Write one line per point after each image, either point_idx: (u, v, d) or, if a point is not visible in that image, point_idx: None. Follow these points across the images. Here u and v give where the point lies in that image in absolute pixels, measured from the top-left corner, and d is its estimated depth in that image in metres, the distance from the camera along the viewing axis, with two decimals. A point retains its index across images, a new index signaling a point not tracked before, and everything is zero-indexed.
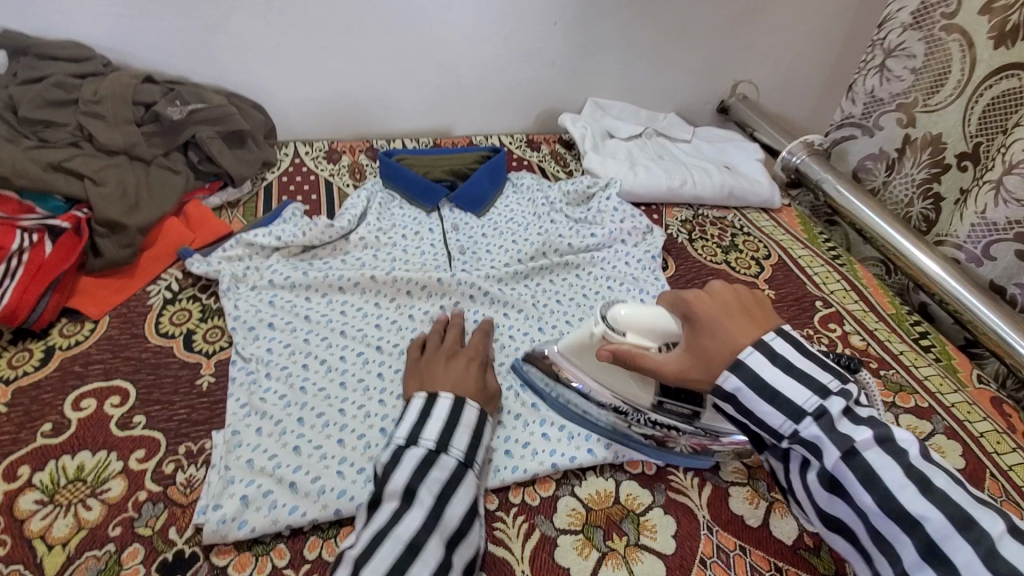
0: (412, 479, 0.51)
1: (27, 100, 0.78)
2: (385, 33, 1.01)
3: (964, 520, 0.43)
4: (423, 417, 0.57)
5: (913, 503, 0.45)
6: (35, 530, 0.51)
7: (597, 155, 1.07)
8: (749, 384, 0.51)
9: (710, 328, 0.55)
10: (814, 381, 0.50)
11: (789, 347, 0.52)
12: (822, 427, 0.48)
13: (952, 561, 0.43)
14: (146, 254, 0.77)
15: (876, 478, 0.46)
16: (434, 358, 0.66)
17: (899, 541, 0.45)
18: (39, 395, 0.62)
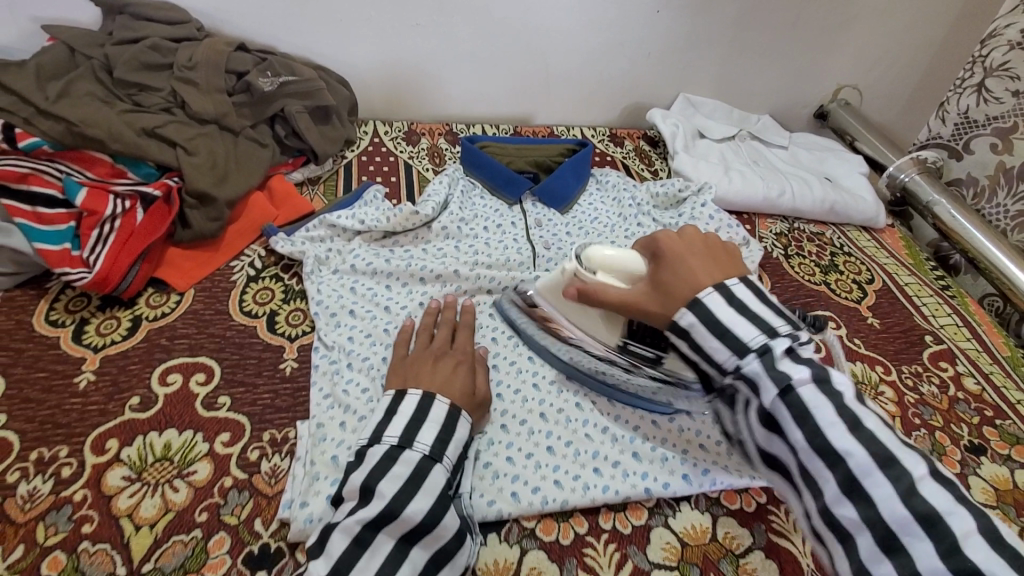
0: (405, 485, 0.48)
1: (123, 62, 0.76)
2: (477, 13, 0.97)
3: (887, 457, 0.43)
4: (418, 417, 0.53)
5: (841, 440, 0.44)
6: (123, 509, 0.50)
7: (688, 156, 1.01)
8: (703, 322, 0.49)
9: (675, 266, 0.53)
10: (764, 322, 0.48)
11: (749, 292, 0.50)
12: (763, 364, 0.46)
13: (870, 495, 0.42)
14: (232, 228, 0.76)
15: (808, 415, 0.45)
16: (422, 359, 0.61)
17: (823, 476, 0.44)
18: (126, 366, 0.61)
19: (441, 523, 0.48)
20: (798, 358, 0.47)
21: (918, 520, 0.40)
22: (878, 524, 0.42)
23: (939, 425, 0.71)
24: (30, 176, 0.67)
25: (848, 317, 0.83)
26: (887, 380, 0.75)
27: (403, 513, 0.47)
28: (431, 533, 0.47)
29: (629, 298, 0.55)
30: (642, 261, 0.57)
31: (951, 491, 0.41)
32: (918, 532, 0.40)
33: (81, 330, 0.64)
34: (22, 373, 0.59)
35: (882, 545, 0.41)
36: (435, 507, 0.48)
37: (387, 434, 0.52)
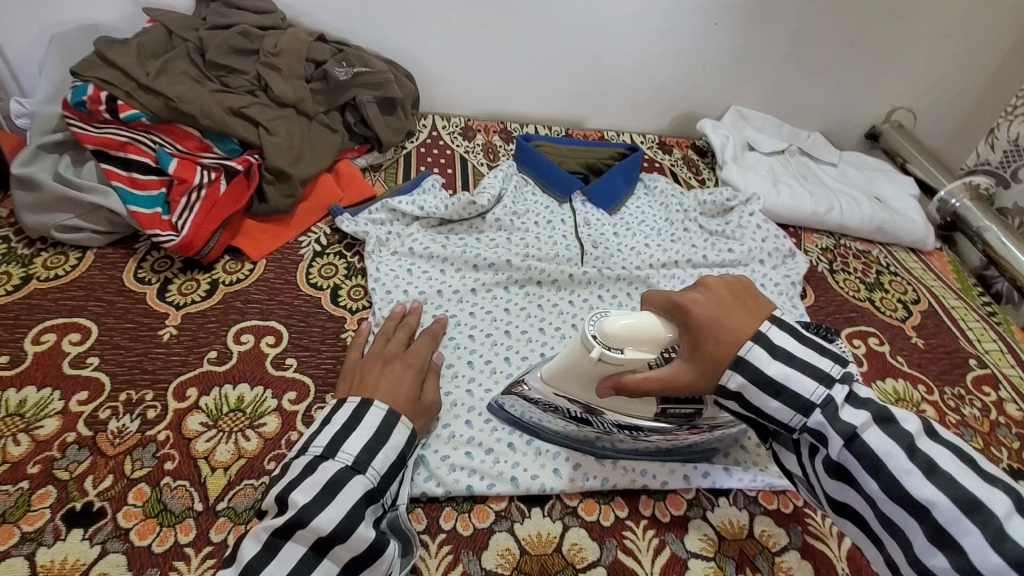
0: (317, 494, 0.46)
1: (215, 46, 0.82)
2: (542, 17, 1.00)
3: (973, 501, 0.40)
4: (349, 425, 0.52)
5: (919, 488, 0.41)
6: (201, 451, 0.55)
7: (737, 166, 1.02)
8: (752, 380, 0.46)
9: (714, 334, 0.46)
10: (818, 370, 0.45)
11: (785, 334, 0.47)
12: (827, 417, 0.44)
13: (960, 545, 0.39)
14: (303, 206, 0.81)
15: (881, 464, 0.42)
16: (371, 364, 0.60)
17: (907, 526, 0.41)
18: (205, 323, 0.66)
19: (356, 533, 0.45)
20: (856, 402, 0.46)
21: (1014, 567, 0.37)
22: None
23: (980, 446, 0.71)
24: (128, 145, 0.74)
25: (891, 334, 0.83)
26: (929, 399, 0.75)
27: (312, 523, 0.44)
28: (344, 544, 0.45)
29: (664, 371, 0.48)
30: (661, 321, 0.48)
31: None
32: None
33: (164, 288, 0.69)
34: (113, 323, 0.64)
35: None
36: (348, 519, 0.46)
37: (313, 445, 0.50)
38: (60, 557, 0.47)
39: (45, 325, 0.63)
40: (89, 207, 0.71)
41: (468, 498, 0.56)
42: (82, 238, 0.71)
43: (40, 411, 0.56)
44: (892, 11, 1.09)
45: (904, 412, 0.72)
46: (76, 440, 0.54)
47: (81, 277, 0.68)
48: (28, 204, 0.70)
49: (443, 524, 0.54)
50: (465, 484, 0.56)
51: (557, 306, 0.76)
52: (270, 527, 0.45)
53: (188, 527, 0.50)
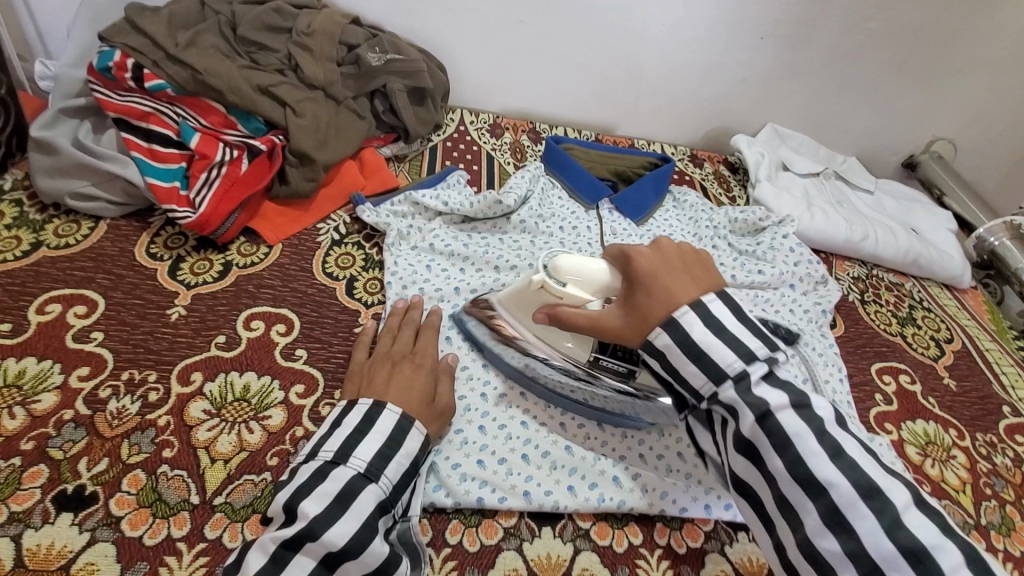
0: (329, 503, 0.44)
1: (247, 20, 0.80)
2: (582, 17, 0.97)
3: (870, 488, 0.41)
4: (361, 429, 0.49)
5: (822, 470, 0.42)
6: (202, 440, 0.52)
7: (770, 186, 0.99)
8: (679, 344, 0.47)
9: (647, 283, 0.50)
10: (742, 345, 0.46)
11: (726, 309, 0.48)
12: (738, 391, 0.45)
13: (853, 528, 0.41)
14: (324, 192, 0.79)
15: (789, 442, 0.43)
16: (377, 365, 0.57)
17: (802, 507, 0.43)
18: (215, 306, 0.63)
19: (368, 549, 0.43)
20: (775, 382, 0.46)
21: (903, 554, 0.39)
22: (862, 558, 0.40)
23: (1011, 498, 0.66)
24: (151, 116, 0.72)
25: (924, 373, 0.79)
26: (960, 445, 0.71)
27: (323, 536, 0.42)
28: (355, 559, 0.43)
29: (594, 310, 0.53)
30: (610, 270, 0.56)
31: (934, 522, 0.41)
32: (903, 568, 0.39)
33: (176, 266, 0.67)
34: (121, 298, 0.62)
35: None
36: (360, 532, 0.43)
37: (323, 449, 0.48)
38: (46, 541, 0.44)
39: (51, 295, 0.60)
40: (106, 175, 0.69)
41: (476, 511, 0.53)
42: (96, 207, 0.69)
43: (38, 384, 0.53)
44: (943, 39, 1.06)
45: (934, 456, 0.69)
46: (73, 419, 0.52)
47: (92, 248, 0.66)
48: (45, 167, 0.68)
49: (449, 538, 0.51)
50: (475, 495, 0.53)
51: None
52: (278, 537, 0.42)
53: (182, 520, 0.47)
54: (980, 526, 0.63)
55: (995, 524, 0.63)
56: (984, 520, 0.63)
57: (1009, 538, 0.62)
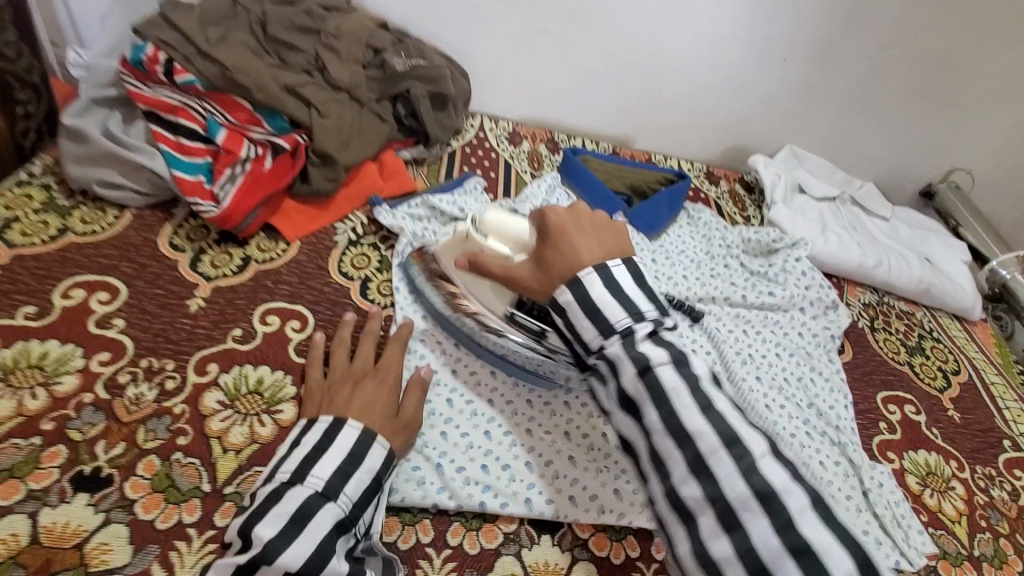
0: (285, 525, 0.44)
1: (277, 20, 0.82)
2: (607, 30, 0.98)
3: (732, 436, 0.44)
4: (321, 447, 0.49)
5: (691, 420, 0.45)
6: (215, 430, 0.53)
7: (786, 208, 0.99)
8: (579, 302, 0.49)
9: (558, 242, 0.54)
10: (634, 305, 0.49)
11: (627, 274, 0.51)
12: (622, 347, 0.47)
13: (715, 474, 0.43)
14: (344, 192, 0.80)
15: (666, 397, 0.45)
16: (339, 382, 0.57)
17: (671, 457, 0.45)
18: (234, 299, 0.65)
19: (325, 568, 0.44)
20: (658, 341, 0.48)
21: (756, 496, 0.42)
22: (720, 502, 0.42)
23: (1005, 532, 0.68)
24: (180, 110, 0.73)
25: (929, 404, 0.79)
26: (959, 477, 0.72)
27: (278, 559, 0.43)
28: None
29: (510, 266, 0.58)
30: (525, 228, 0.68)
31: (787, 468, 0.43)
32: (755, 509, 0.41)
33: (197, 259, 0.68)
34: (142, 287, 0.63)
35: (722, 522, 0.42)
36: (316, 554, 0.44)
37: (280, 470, 0.48)
38: (63, 519, 0.46)
39: (75, 280, 0.62)
40: (133, 166, 0.71)
41: (478, 516, 0.54)
42: (122, 196, 0.70)
43: (61, 366, 0.55)
44: (965, 70, 1.06)
45: (933, 487, 0.69)
46: (92, 402, 0.53)
47: (118, 236, 0.68)
48: (74, 155, 0.70)
49: (450, 539, 0.52)
50: (478, 500, 0.54)
51: None
52: (233, 563, 0.42)
53: (194, 506, 0.49)
54: (973, 558, 0.64)
55: (988, 557, 0.65)
56: (977, 552, 0.65)
57: (1000, 570, 0.64)
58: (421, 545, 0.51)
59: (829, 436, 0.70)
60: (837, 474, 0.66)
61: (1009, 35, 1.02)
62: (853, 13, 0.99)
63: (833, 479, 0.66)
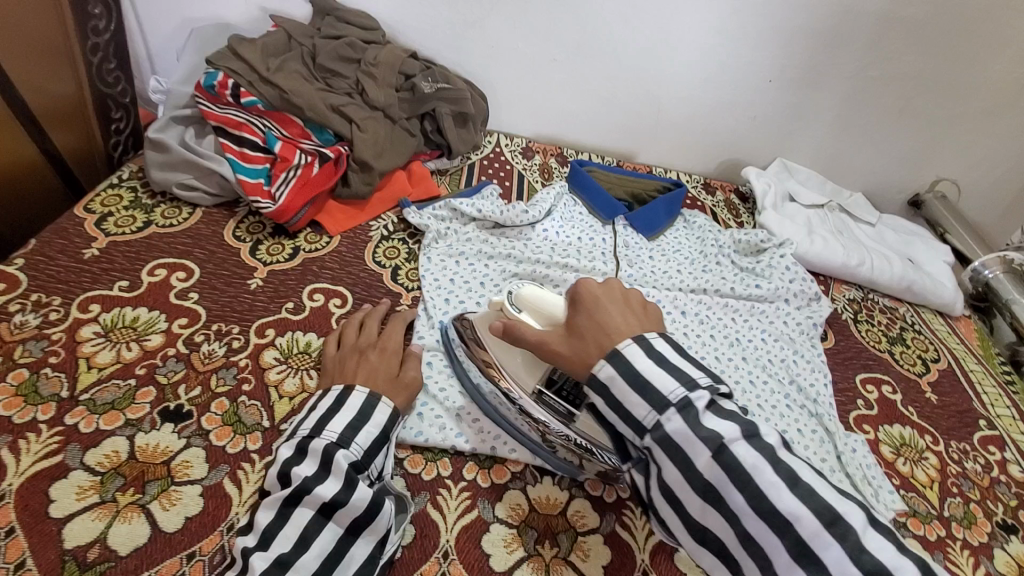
0: (319, 467, 0.52)
1: (325, 52, 0.96)
2: (608, 58, 1.11)
3: (831, 514, 0.43)
4: (333, 407, 0.57)
5: (783, 501, 0.44)
6: (273, 380, 0.65)
7: (775, 214, 1.08)
8: (623, 375, 0.50)
9: (594, 315, 0.56)
10: (684, 374, 0.50)
11: (668, 347, 0.52)
12: (685, 421, 0.47)
13: (821, 558, 0.42)
14: (377, 195, 0.93)
15: (750, 477, 0.45)
16: (347, 355, 0.65)
17: (767, 542, 0.44)
18: (286, 280, 0.77)
19: (353, 497, 0.51)
20: (721, 414, 0.48)
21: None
22: None
23: (977, 498, 0.73)
24: (244, 126, 0.86)
25: (906, 386, 0.86)
26: (933, 449, 0.78)
27: (315, 490, 0.50)
28: (343, 508, 0.51)
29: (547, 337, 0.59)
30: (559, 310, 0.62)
31: (891, 539, 0.43)
32: None
33: (255, 247, 0.81)
34: (212, 269, 0.76)
35: None
36: (344, 486, 0.51)
37: (301, 429, 0.55)
38: (154, 442, 0.57)
39: (158, 262, 0.75)
40: (204, 171, 0.84)
41: (489, 457, 0.63)
42: (195, 197, 0.84)
43: (148, 327, 0.67)
44: (943, 88, 1.15)
45: (906, 456, 0.76)
46: (175, 354, 0.65)
47: (191, 229, 0.81)
48: (158, 162, 0.84)
49: (466, 474, 0.61)
50: (489, 443, 0.64)
51: None
52: (280, 497, 0.50)
53: (256, 437, 0.59)
54: (943, 517, 0.70)
55: (958, 517, 0.70)
56: (947, 513, 0.71)
57: (970, 530, 0.69)
58: (441, 477, 0.61)
59: (808, 409, 0.78)
60: (813, 440, 0.74)
61: (985, 55, 1.10)
62: (835, 40, 1.09)
63: (808, 444, 0.73)
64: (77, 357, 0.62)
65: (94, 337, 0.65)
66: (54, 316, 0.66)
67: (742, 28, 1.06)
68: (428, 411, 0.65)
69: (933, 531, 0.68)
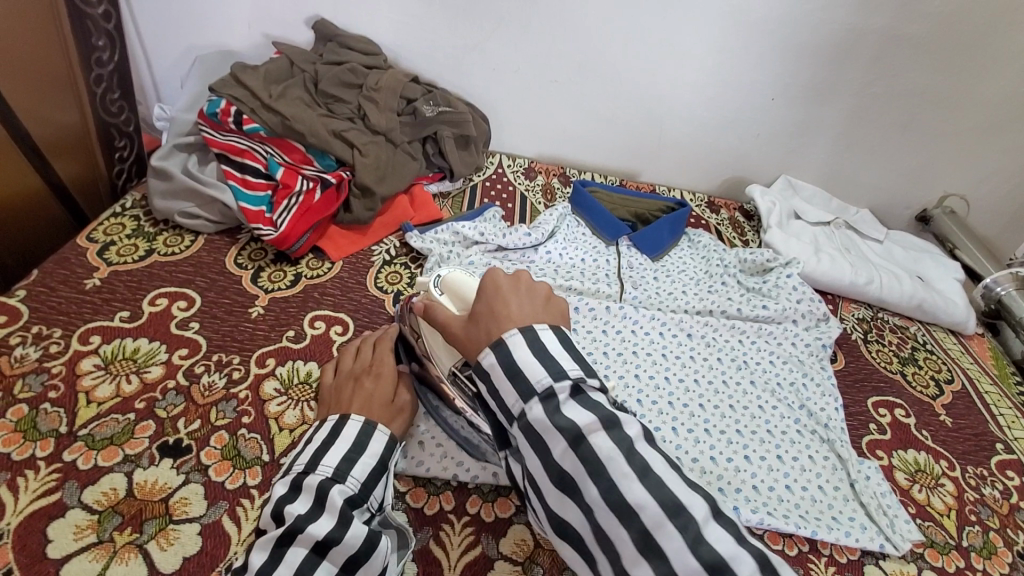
0: (312, 505, 0.51)
1: (328, 78, 0.97)
2: (610, 77, 1.11)
3: (674, 505, 0.42)
4: (328, 440, 0.56)
5: (632, 492, 0.42)
6: (273, 412, 0.64)
7: (780, 232, 1.07)
8: (501, 364, 0.48)
9: (491, 302, 0.53)
10: (557, 366, 0.47)
11: (555, 339, 0.49)
12: (545, 411, 0.46)
13: (663, 551, 0.40)
14: (380, 220, 0.93)
15: (602, 468, 0.43)
16: (343, 384, 0.64)
17: (617, 535, 0.42)
18: (287, 307, 0.76)
19: (347, 535, 0.49)
20: (587, 405, 0.46)
21: (706, 569, 0.39)
22: None
23: (996, 526, 0.71)
24: (245, 153, 0.87)
25: (920, 409, 0.84)
26: (949, 475, 0.76)
27: (309, 528, 0.49)
28: (337, 546, 0.49)
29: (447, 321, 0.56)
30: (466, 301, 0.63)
31: (731, 530, 0.42)
32: None
33: (257, 275, 0.80)
34: (213, 298, 0.75)
35: None
36: (338, 524, 0.50)
37: (296, 464, 0.54)
38: (152, 478, 0.56)
39: (159, 291, 0.74)
40: (207, 199, 0.84)
41: (493, 490, 0.62)
42: (197, 225, 0.84)
43: (148, 359, 0.66)
44: (947, 102, 1.14)
45: (921, 483, 0.74)
46: (175, 387, 0.64)
47: (193, 257, 0.81)
48: (160, 190, 0.84)
49: (469, 508, 0.60)
50: (494, 475, 0.62)
51: (589, 332, 0.81)
52: (272, 537, 0.48)
53: (256, 472, 0.58)
54: (962, 548, 0.68)
55: (977, 547, 0.68)
56: (966, 542, 0.68)
57: (990, 560, 0.67)
58: (444, 512, 0.59)
59: (819, 434, 0.76)
60: (826, 468, 0.72)
61: (988, 69, 1.09)
62: (837, 57, 1.08)
63: (821, 471, 0.72)
64: (76, 391, 0.62)
65: (94, 370, 0.64)
66: (54, 348, 0.65)
67: (744, 48, 1.06)
68: (429, 438, 0.64)
69: (952, 563, 0.66)
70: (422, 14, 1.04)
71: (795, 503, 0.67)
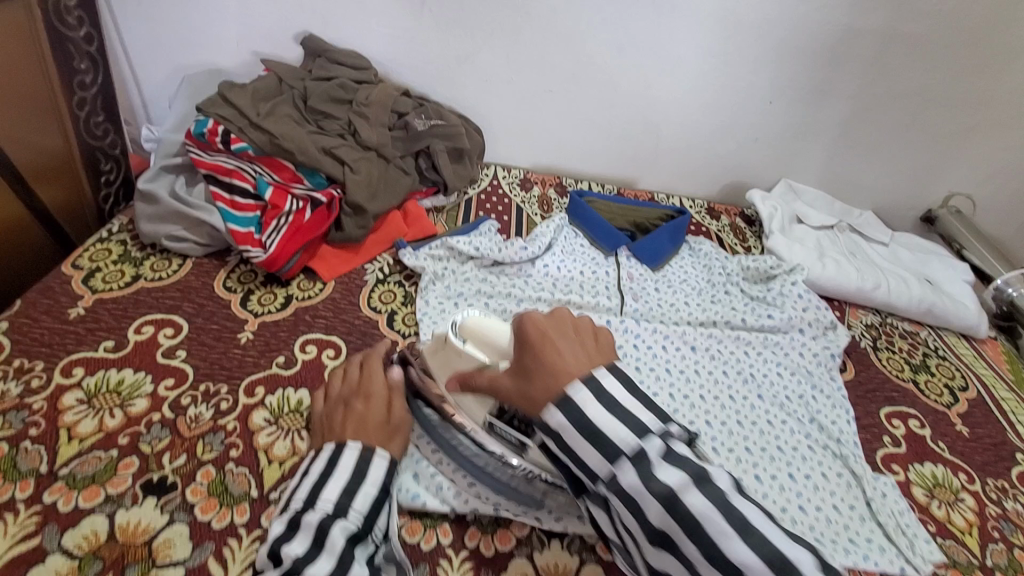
0: (310, 545, 0.47)
1: (317, 94, 0.95)
2: (604, 84, 1.09)
3: (783, 563, 0.40)
4: (326, 473, 0.53)
5: (738, 552, 0.41)
6: (262, 443, 0.61)
7: (783, 237, 1.05)
8: (575, 424, 0.47)
9: (541, 353, 0.53)
10: (636, 420, 0.47)
11: (618, 383, 0.50)
12: (637, 473, 0.44)
13: None
14: (372, 237, 0.91)
15: (699, 527, 0.42)
16: (334, 409, 0.62)
17: None
18: (277, 331, 0.74)
19: None
20: (673, 459, 0.45)
21: None
22: None
23: (1021, 543, 0.68)
24: (234, 171, 0.84)
25: (935, 419, 0.82)
26: (969, 489, 0.73)
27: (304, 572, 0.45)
28: None
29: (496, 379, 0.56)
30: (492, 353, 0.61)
31: None
32: None
33: (247, 298, 0.78)
34: (201, 324, 0.73)
35: None
36: (337, 565, 0.47)
37: (293, 501, 0.52)
38: (135, 519, 0.54)
39: (146, 318, 0.72)
40: (195, 222, 0.82)
41: (492, 522, 0.59)
42: (185, 248, 0.82)
43: (134, 391, 0.64)
44: (951, 100, 1.11)
45: (941, 498, 0.71)
46: (160, 420, 0.62)
47: (181, 281, 0.79)
48: (148, 214, 0.82)
49: (467, 542, 0.57)
50: (492, 505, 0.59)
51: None
52: None
53: (244, 509, 0.56)
54: (986, 568, 0.65)
55: (1002, 566, 0.65)
56: (990, 562, 0.65)
57: None
58: (442, 546, 0.57)
59: (832, 450, 0.74)
60: (839, 486, 0.69)
61: (991, 66, 1.07)
62: (837, 58, 1.06)
63: (835, 490, 0.69)
64: (57, 428, 0.60)
65: (76, 405, 0.62)
66: (36, 382, 0.63)
67: (740, 52, 1.05)
68: (426, 471, 0.61)
69: None
70: (412, 26, 1.02)
71: (810, 525, 0.64)
